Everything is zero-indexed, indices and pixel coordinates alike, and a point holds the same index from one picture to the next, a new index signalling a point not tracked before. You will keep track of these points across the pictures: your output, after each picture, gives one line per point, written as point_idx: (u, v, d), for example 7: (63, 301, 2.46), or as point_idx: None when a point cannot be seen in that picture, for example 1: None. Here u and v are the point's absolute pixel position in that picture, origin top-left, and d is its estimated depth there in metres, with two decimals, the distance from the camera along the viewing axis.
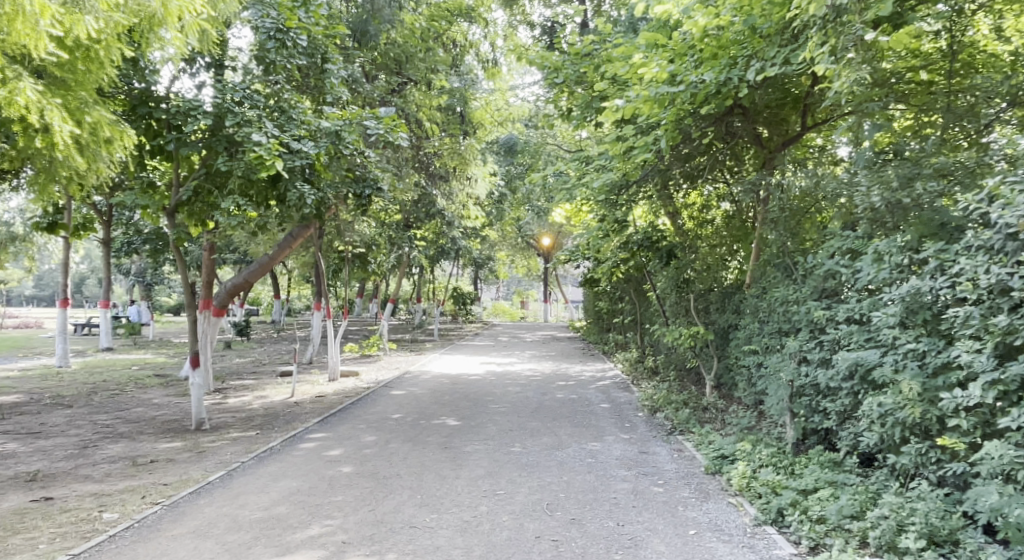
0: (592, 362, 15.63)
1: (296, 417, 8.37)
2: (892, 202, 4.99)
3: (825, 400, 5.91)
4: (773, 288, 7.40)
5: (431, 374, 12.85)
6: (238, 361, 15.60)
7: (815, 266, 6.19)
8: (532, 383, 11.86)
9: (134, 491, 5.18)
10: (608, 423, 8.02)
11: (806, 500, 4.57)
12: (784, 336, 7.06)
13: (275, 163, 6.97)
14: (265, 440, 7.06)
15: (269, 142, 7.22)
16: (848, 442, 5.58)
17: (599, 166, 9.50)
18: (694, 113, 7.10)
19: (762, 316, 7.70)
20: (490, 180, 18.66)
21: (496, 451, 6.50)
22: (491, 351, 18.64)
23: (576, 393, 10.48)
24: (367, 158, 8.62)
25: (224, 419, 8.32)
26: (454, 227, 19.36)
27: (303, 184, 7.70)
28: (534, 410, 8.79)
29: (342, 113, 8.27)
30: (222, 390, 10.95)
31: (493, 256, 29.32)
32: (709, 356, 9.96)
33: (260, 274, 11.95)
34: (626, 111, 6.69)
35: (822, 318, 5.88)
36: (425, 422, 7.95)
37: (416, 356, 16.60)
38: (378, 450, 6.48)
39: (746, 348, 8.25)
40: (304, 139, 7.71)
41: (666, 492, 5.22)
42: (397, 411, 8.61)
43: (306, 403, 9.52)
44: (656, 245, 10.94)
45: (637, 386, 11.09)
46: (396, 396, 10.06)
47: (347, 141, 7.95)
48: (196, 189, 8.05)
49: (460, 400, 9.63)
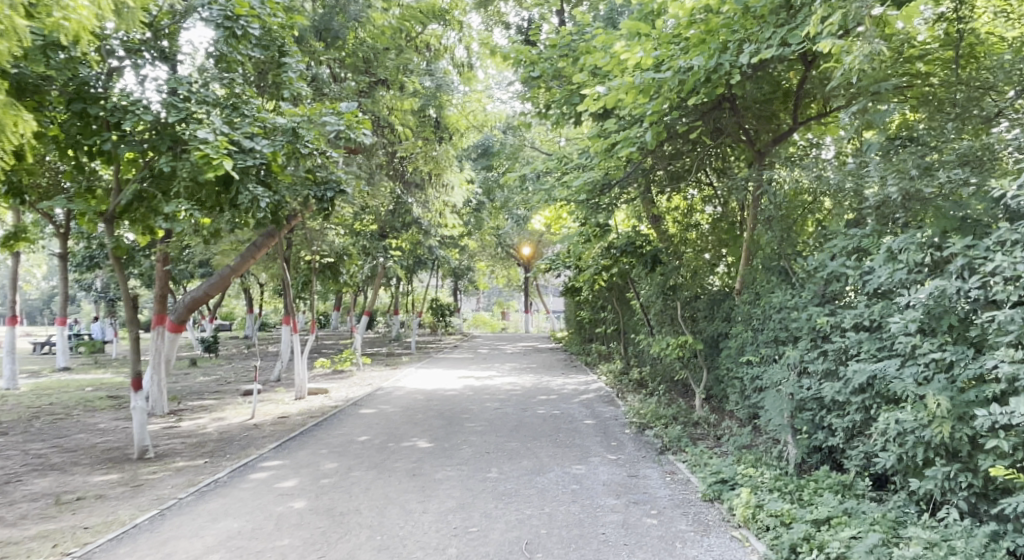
0: (575, 374, 15.03)
1: (253, 441, 7.64)
2: (911, 192, 4.56)
3: (832, 415, 5.40)
4: (768, 294, 6.91)
5: (405, 390, 12.16)
6: (202, 379, 14.75)
7: (816, 268, 5.70)
8: (512, 397, 11.23)
9: (45, 538, 4.44)
10: (592, 441, 7.41)
11: (821, 533, 4.02)
12: (783, 344, 6.56)
13: (222, 162, 6.27)
14: (212, 470, 6.32)
15: (217, 140, 6.57)
16: (858, 461, 5.07)
17: (579, 167, 8.98)
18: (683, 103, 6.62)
19: (757, 324, 7.20)
20: (468, 187, 18.15)
21: (470, 478, 5.85)
22: (470, 364, 17.94)
23: (559, 409, 9.86)
24: (330, 157, 7.96)
25: (173, 446, 7.56)
26: (431, 236, 18.74)
27: (256, 186, 7.01)
28: (513, 429, 8.16)
29: (300, 109, 7.65)
30: (177, 414, 10.13)
31: (472, 266, 28.74)
32: (699, 367, 9.41)
33: (221, 286, 11.09)
34: (609, 101, 6.15)
35: (827, 325, 5.38)
36: (394, 444, 7.27)
37: (390, 371, 15.87)
38: (337, 480, 5.79)
39: (740, 358, 7.73)
40: (257, 136, 7.06)
41: (661, 525, 4.62)
42: (363, 433, 7.92)
43: (266, 426, 8.76)
44: (639, 250, 10.26)
45: (622, 400, 10.52)
46: (365, 415, 9.36)
47: (305, 139, 7.35)
48: (139, 194, 7.32)
49: (434, 418, 8.96)
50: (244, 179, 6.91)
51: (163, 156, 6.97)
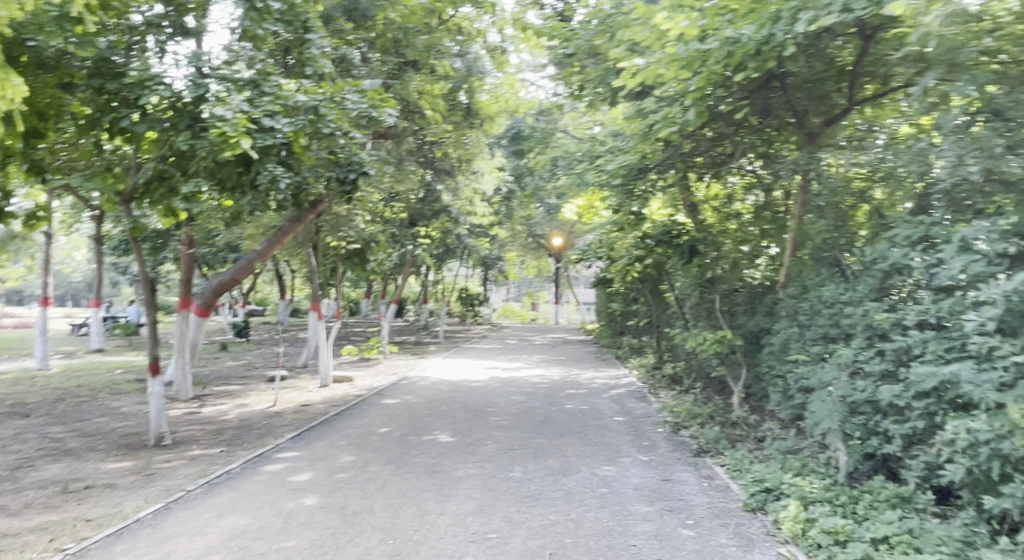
0: (604, 367, 14.59)
1: (271, 430, 7.45)
2: (994, 173, 4.15)
3: (888, 421, 4.90)
4: (817, 287, 6.39)
5: (430, 380, 11.91)
6: (230, 364, 14.77)
7: (873, 258, 5.20)
8: (539, 390, 10.86)
9: (46, 530, 4.26)
10: (623, 440, 7.02)
11: (882, 554, 3.57)
12: (834, 342, 6.06)
13: (240, 140, 6.02)
14: (227, 460, 6.13)
15: (235, 117, 6.33)
16: (918, 472, 4.57)
17: (614, 150, 8.53)
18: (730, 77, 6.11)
19: (804, 320, 6.70)
20: (498, 175, 17.84)
21: (492, 477, 5.51)
22: (498, 355, 17.64)
23: (588, 404, 9.47)
24: (352, 137, 7.66)
25: (191, 433, 7.42)
26: (461, 224, 18.43)
27: (275, 167, 6.76)
28: (540, 425, 7.81)
29: (321, 86, 7.36)
30: (200, 399, 10.05)
31: (503, 256, 28.48)
32: (738, 364, 8.89)
33: (247, 271, 10.98)
34: (649, 75, 5.68)
35: (885, 322, 4.89)
36: (414, 437, 6.99)
37: (416, 360, 15.65)
38: (353, 475, 5.52)
39: (785, 356, 7.25)
40: (277, 115, 6.82)
41: (697, 537, 4.21)
42: (385, 424, 7.66)
43: (287, 413, 8.58)
44: (676, 240, 9.88)
45: (654, 396, 10.09)
46: (388, 405, 9.12)
47: (328, 118, 7.07)
48: (159, 173, 7.13)
49: (458, 410, 8.67)
50: (264, 159, 6.67)
51: (181, 135, 6.76)
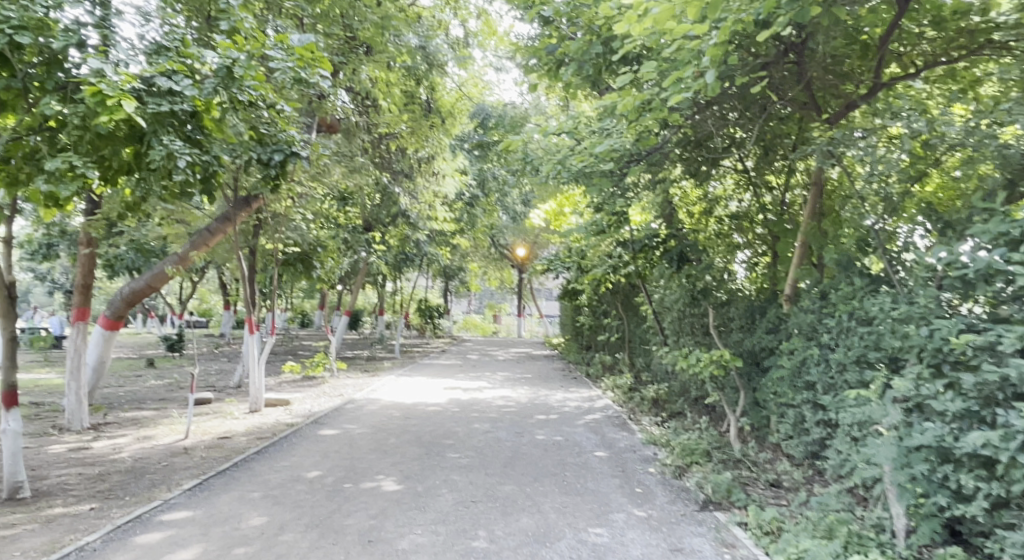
0: (574, 387, 13.31)
1: (171, 475, 5.89)
2: None
3: (969, 476, 3.74)
4: (850, 299, 5.35)
5: (379, 403, 10.40)
6: (152, 383, 12.94)
7: (946, 264, 4.16)
8: (505, 416, 9.47)
9: None
10: (611, 486, 5.71)
11: None
12: (875, 369, 4.96)
13: (120, 102, 4.57)
14: (93, 524, 4.57)
15: (117, 74, 4.89)
16: (1020, 549, 3.38)
17: (596, 135, 7.30)
18: (751, 30, 5.07)
19: (830, 340, 5.60)
20: (461, 178, 16.56)
21: (447, 550, 4.12)
22: (458, 371, 16.17)
23: (562, 434, 8.14)
24: (280, 110, 6.23)
25: (63, 480, 5.78)
26: (419, 230, 17.01)
27: (173, 140, 5.27)
28: (507, 464, 6.45)
29: (238, 42, 5.79)
30: (98, 429, 8.32)
31: (464, 267, 27.12)
32: (735, 389, 7.69)
33: (164, 278, 9.42)
34: (657, 23, 4.50)
35: (965, 346, 3.81)
36: (351, 486, 5.53)
37: (367, 379, 14.01)
38: (258, 550, 4.05)
39: (801, 382, 6.11)
40: (179, 75, 5.32)
41: None
42: (315, 466, 6.18)
43: (198, 450, 6.98)
44: (663, 245, 8.75)
45: (635, 424, 8.83)
46: (325, 437, 7.63)
47: (243, 84, 5.55)
48: (27, 149, 5.54)
49: (409, 444, 7.24)
50: (157, 129, 5.19)
51: (51, 98, 5.21)
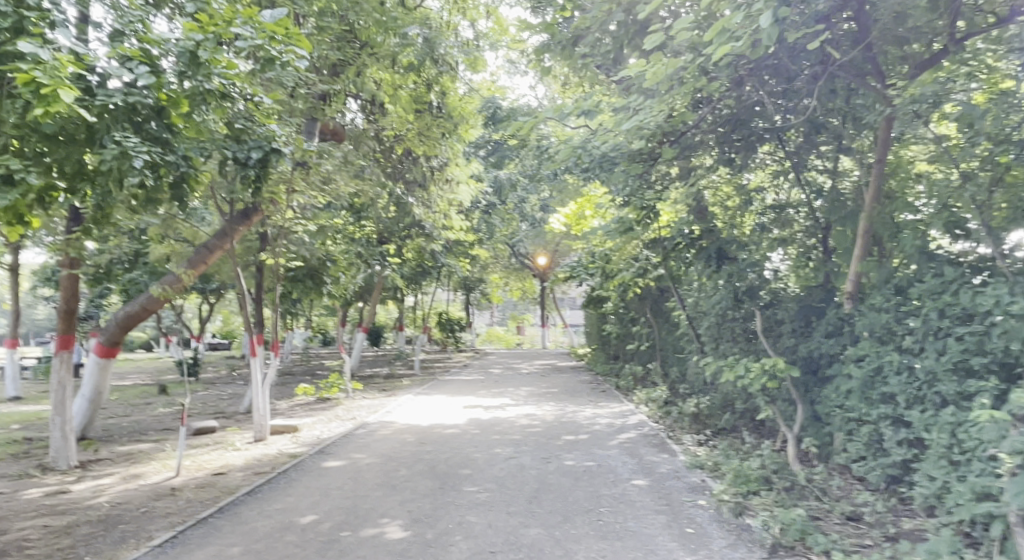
0: (604, 401, 12.39)
1: (148, 524, 5.14)
2: None
3: None
4: (938, 293, 4.42)
5: (393, 427, 9.61)
6: (159, 411, 12.32)
7: None
8: (529, 438, 8.61)
9: None
10: (656, 526, 4.81)
11: None
12: (980, 378, 4.00)
13: (54, 90, 3.77)
14: None
15: (56, 59, 4.10)
16: None
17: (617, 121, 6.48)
18: None
19: (912, 343, 4.62)
20: (477, 185, 15.84)
21: None
22: (480, 387, 15.33)
23: (593, 457, 7.25)
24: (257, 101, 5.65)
25: (24, 535, 5.05)
26: (434, 242, 16.31)
27: (127, 135, 4.55)
28: (533, 498, 5.59)
29: (203, 20, 4.92)
30: (86, 467, 7.63)
31: (484, 279, 26.40)
32: (790, 401, 6.72)
33: (159, 300, 8.69)
34: None
35: None
36: (350, 535, 4.71)
37: (384, 399, 13.27)
38: None
39: (875, 394, 5.14)
40: (134, 62, 4.52)
41: None
42: (312, 509, 5.38)
43: (186, 490, 6.23)
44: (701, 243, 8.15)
45: (675, 443, 7.91)
46: (330, 470, 6.85)
47: (211, 69, 4.76)
48: None
49: (423, 477, 6.42)
50: (110, 125, 4.51)
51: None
